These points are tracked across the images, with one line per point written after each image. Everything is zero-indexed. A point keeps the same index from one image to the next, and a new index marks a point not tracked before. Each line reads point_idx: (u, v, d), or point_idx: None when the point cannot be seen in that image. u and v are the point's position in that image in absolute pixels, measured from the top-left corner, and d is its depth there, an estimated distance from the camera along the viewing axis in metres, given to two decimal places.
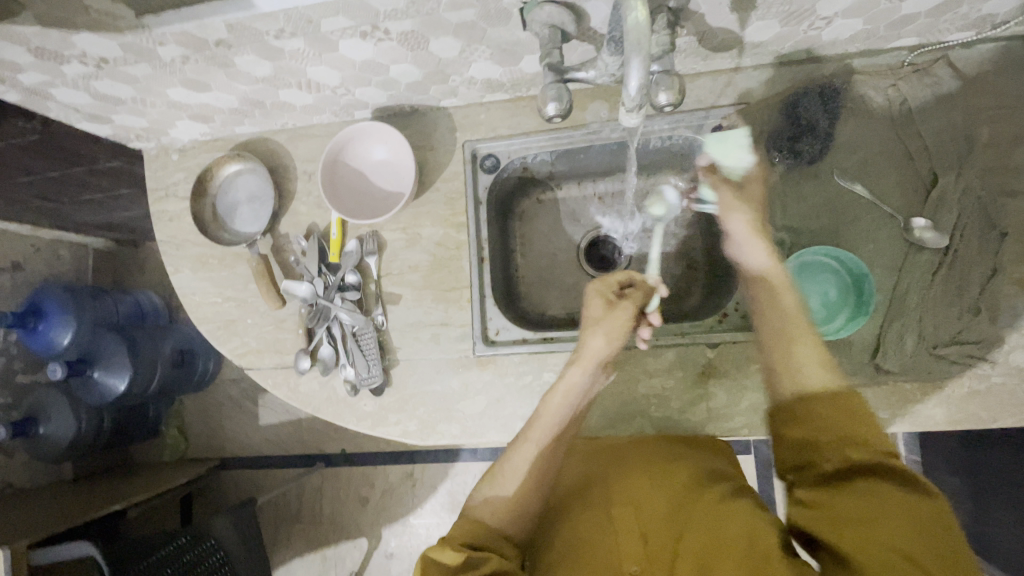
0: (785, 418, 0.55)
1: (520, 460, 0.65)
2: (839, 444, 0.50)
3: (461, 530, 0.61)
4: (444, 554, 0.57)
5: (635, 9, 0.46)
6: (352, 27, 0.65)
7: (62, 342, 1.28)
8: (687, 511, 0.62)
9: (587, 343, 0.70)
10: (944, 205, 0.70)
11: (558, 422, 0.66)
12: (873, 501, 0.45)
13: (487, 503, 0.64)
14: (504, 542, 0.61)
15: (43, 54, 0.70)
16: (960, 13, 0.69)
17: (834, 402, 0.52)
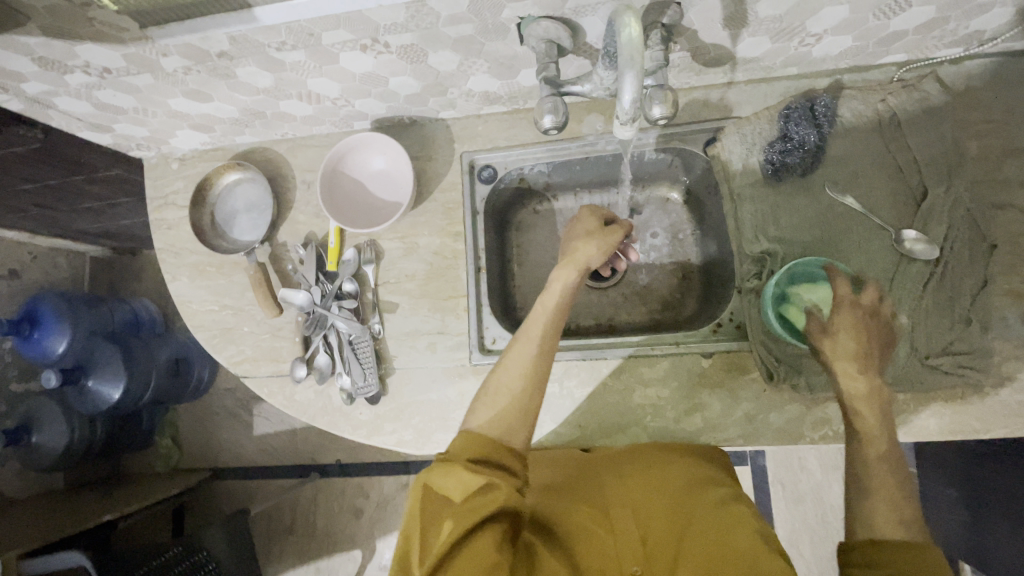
0: (857, 554, 0.55)
1: (520, 356, 0.64)
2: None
3: (462, 447, 0.57)
4: (449, 481, 0.53)
5: (628, 26, 0.47)
6: (353, 40, 0.67)
7: (57, 350, 1.29)
8: (691, 517, 0.60)
9: (578, 250, 0.73)
10: (934, 217, 0.72)
11: (553, 319, 0.67)
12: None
13: (490, 413, 0.60)
14: (508, 454, 0.57)
15: (47, 64, 0.71)
16: (947, 30, 0.70)
17: (914, 552, 0.52)
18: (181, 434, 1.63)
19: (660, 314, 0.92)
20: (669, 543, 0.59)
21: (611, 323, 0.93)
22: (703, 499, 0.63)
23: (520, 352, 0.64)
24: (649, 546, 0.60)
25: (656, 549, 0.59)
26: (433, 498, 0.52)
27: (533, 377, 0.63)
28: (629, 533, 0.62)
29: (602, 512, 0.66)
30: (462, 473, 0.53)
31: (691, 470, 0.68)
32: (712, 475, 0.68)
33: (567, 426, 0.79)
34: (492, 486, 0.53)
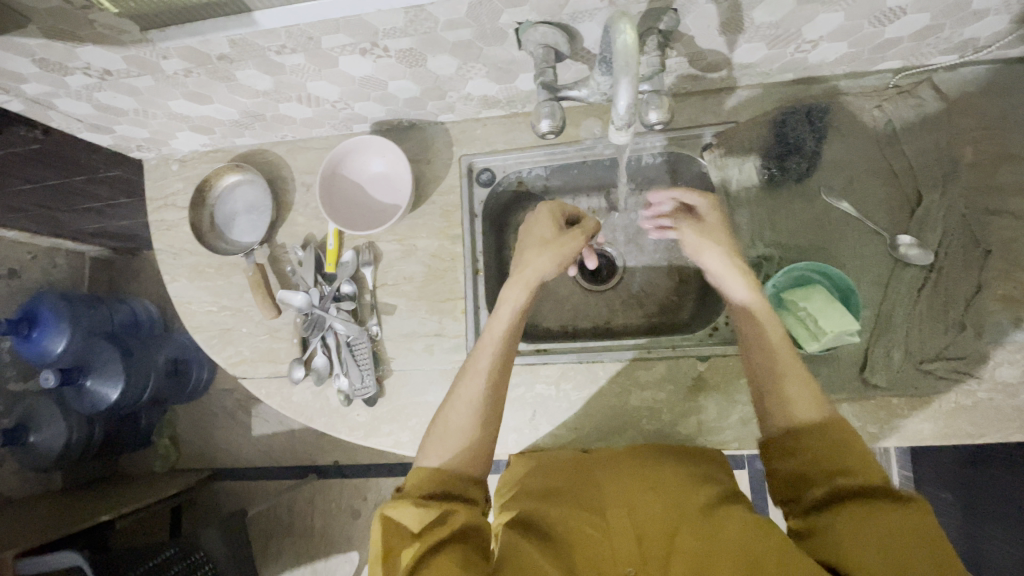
0: (778, 451, 0.60)
1: (468, 390, 0.66)
2: (836, 475, 0.55)
3: (418, 483, 0.60)
4: (405, 515, 0.57)
5: (623, 33, 0.48)
6: (352, 44, 0.67)
7: (56, 349, 1.30)
8: (685, 513, 0.60)
9: (529, 264, 0.73)
10: (928, 223, 0.72)
11: (502, 349, 0.68)
12: (870, 527, 0.49)
13: (444, 450, 0.63)
14: (465, 485, 0.61)
15: (47, 65, 0.72)
16: (942, 37, 0.71)
17: (826, 433, 0.57)
18: (179, 434, 1.64)
19: (656, 318, 0.93)
20: (662, 537, 0.58)
21: (608, 326, 0.93)
22: (698, 494, 0.63)
23: (469, 386, 0.66)
24: (644, 545, 0.58)
25: (650, 545, 0.58)
26: (391, 531, 0.56)
27: (482, 412, 0.65)
28: (625, 535, 0.59)
29: (597, 513, 0.63)
30: (416, 508, 0.57)
31: (687, 466, 0.68)
32: (710, 472, 0.68)
33: (563, 429, 0.80)
34: (449, 515, 0.57)
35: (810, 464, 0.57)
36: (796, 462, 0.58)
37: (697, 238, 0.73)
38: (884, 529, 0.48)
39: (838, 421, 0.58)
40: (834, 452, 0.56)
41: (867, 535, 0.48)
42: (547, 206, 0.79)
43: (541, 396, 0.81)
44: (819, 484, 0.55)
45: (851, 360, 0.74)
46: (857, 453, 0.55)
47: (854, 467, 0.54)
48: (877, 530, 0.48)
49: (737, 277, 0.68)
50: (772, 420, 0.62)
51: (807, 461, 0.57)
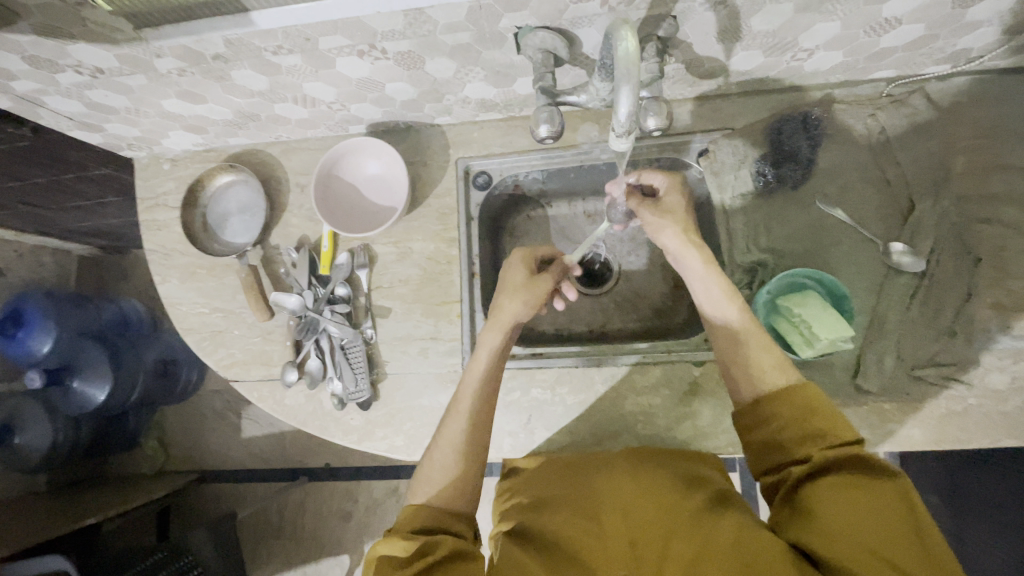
0: (752, 423, 0.61)
1: (451, 431, 0.66)
2: (810, 441, 0.56)
3: (408, 518, 0.61)
4: (394, 547, 0.57)
5: (625, 40, 0.48)
6: (350, 45, 0.67)
7: (41, 350, 1.26)
8: (676, 518, 0.59)
9: (504, 307, 0.73)
10: (920, 231, 0.73)
11: (482, 389, 0.68)
12: (842, 494, 0.50)
13: (430, 488, 0.64)
14: (453, 519, 0.61)
15: (38, 62, 0.70)
16: (935, 48, 0.72)
17: (795, 396, 0.59)
18: (167, 436, 1.61)
19: (651, 323, 0.93)
20: (655, 538, 0.57)
21: (603, 330, 0.93)
22: (688, 500, 0.62)
23: (452, 426, 0.66)
24: (638, 547, 0.56)
25: (644, 547, 0.56)
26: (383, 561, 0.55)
27: (465, 452, 0.65)
28: (618, 536, 0.58)
29: (591, 519, 0.62)
30: (403, 541, 0.57)
31: (676, 472, 0.68)
32: (698, 476, 0.68)
33: (559, 434, 0.80)
34: (437, 544, 0.57)
35: (783, 431, 0.58)
36: (768, 428, 0.59)
37: (653, 219, 0.74)
38: (857, 495, 0.49)
39: (810, 386, 0.60)
40: (807, 416, 0.57)
41: (841, 503, 0.49)
42: (518, 253, 0.78)
43: (536, 400, 0.81)
44: (793, 449, 0.56)
45: (844, 365, 0.74)
46: (831, 418, 0.57)
47: (828, 433, 0.55)
48: (851, 497, 0.49)
49: (711, 280, 0.68)
50: (743, 391, 0.63)
51: (779, 423, 0.58)
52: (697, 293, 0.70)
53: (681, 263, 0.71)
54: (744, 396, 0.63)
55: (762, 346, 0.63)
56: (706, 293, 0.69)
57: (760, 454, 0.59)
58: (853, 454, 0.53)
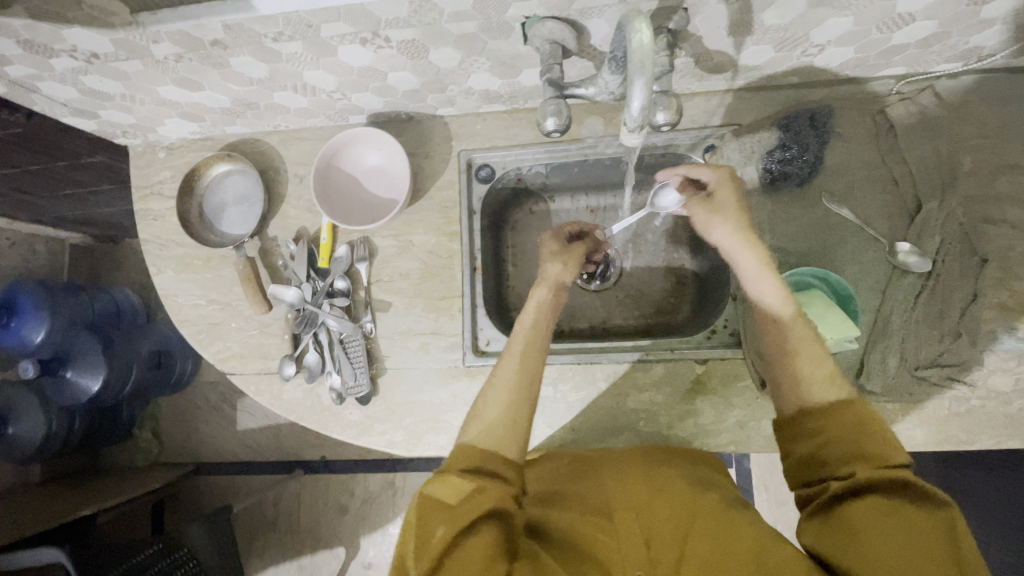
0: (795, 434, 0.59)
1: (504, 370, 0.66)
2: (856, 459, 0.53)
3: (457, 459, 0.61)
4: (443, 487, 0.58)
5: (640, 32, 0.47)
6: (353, 33, 0.65)
7: (35, 340, 1.26)
8: (693, 512, 0.59)
9: (548, 269, 0.75)
10: (927, 230, 0.73)
11: (532, 330, 0.69)
12: (886, 521, 0.48)
13: (482, 427, 0.63)
14: (501, 464, 0.60)
15: (31, 47, 0.68)
16: (947, 45, 0.71)
17: (845, 412, 0.56)
18: (162, 427, 1.60)
19: (653, 319, 0.92)
20: (671, 537, 0.57)
21: (605, 326, 0.93)
22: (703, 496, 0.62)
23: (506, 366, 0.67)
24: (653, 549, 0.57)
25: (660, 551, 0.56)
26: (427, 500, 0.57)
27: (520, 391, 0.64)
28: (634, 538, 0.58)
29: (604, 518, 0.61)
30: (455, 481, 0.58)
31: (688, 471, 0.68)
32: (709, 477, 0.68)
33: (559, 430, 0.80)
34: (484, 491, 0.57)
35: (829, 446, 0.55)
36: (813, 440, 0.57)
37: (704, 216, 0.70)
38: (904, 527, 0.47)
39: (863, 406, 0.57)
40: (856, 433, 0.55)
41: (885, 534, 0.47)
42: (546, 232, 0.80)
43: (537, 396, 0.80)
44: (836, 464, 0.54)
45: (848, 365, 0.74)
46: (880, 439, 0.54)
47: (876, 454, 0.53)
48: (896, 527, 0.47)
49: (766, 280, 0.65)
50: (787, 399, 0.60)
51: (824, 438, 0.56)
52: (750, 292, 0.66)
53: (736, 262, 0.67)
54: (789, 403, 0.60)
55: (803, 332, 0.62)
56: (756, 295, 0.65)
57: (799, 469, 0.58)
58: (903, 483, 0.50)
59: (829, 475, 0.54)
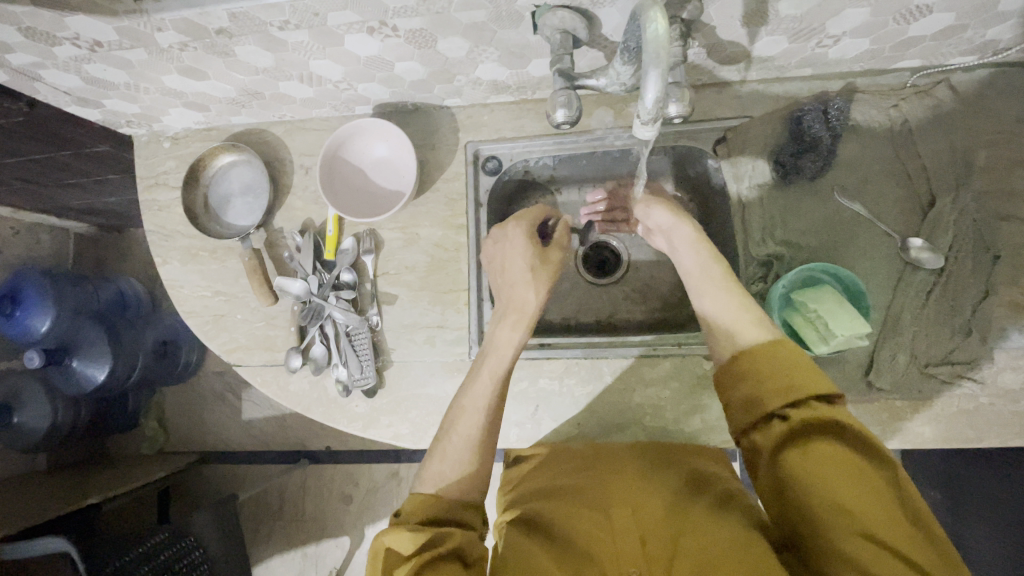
0: (733, 381, 0.63)
1: (466, 426, 0.67)
2: (787, 400, 0.57)
3: (416, 508, 0.63)
4: (401, 539, 0.58)
5: (655, 21, 0.46)
6: (360, 22, 0.64)
7: (41, 329, 1.24)
8: (686, 517, 0.62)
9: (520, 297, 0.75)
10: (940, 226, 0.72)
11: (500, 383, 0.70)
12: (820, 459, 0.53)
13: (439, 480, 0.65)
14: (464, 511, 0.63)
15: (34, 35, 0.68)
16: (963, 38, 0.69)
17: (773, 354, 0.60)
18: (168, 417, 1.61)
19: (660, 313, 0.91)
20: (665, 540, 0.59)
21: (611, 321, 0.92)
22: (695, 502, 0.64)
23: (468, 422, 0.67)
24: (649, 545, 0.59)
25: (655, 549, 0.59)
26: (390, 556, 0.58)
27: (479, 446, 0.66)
28: (628, 533, 0.61)
29: (601, 513, 0.64)
30: (411, 531, 0.59)
31: (685, 469, 0.70)
32: (707, 473, 0.70)
33: (566, 424, 0.79)
34: (447, 536, 0.59)
35: (761, 385, 0.59)
36: (748, 382, 0.61)
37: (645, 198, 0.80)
38: (839, 461, 0.52)
39: (789, 342, 0.61)
40: (786, 372, 0.58)
41: (822, 471, 0.52)
42: (521, 228, 0.79)
43: (543, 390, 0.80)
44: (769, 403, 0.58)
45: (857, 362, 0.74)
46: (807, 372, 0.58)
47: (805, 389, 0.57)
48: (828, 462, 0.52)
49: (700, 246, 0.73)
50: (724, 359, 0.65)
51: (759, 382, 0.60)
52: (682, 260, 0.74)
53: (672, 242, 0.76)
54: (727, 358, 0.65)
55: (751, 321, 0.64)
56: (712, 301, 0.68)
57: (739, 413, 0.61)
58: (831, 417, 0.54)
59: (765, 416, 0.58)
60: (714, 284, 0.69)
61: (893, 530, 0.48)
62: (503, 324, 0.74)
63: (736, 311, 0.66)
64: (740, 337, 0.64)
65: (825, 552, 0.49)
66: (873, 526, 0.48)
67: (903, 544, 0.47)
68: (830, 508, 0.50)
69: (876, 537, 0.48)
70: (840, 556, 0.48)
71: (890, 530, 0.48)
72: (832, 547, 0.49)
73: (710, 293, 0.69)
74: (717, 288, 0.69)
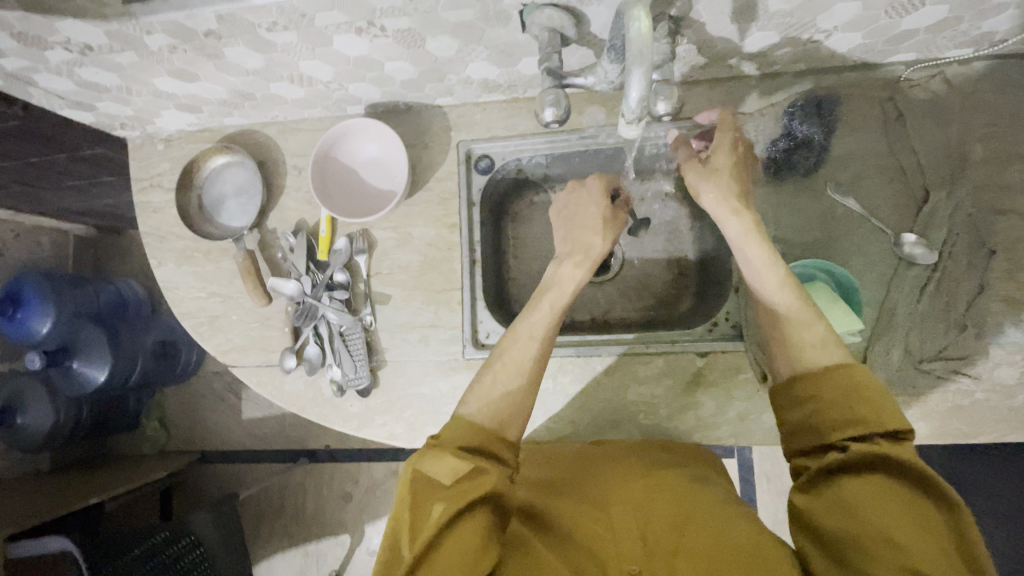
0: (790, 399, 0.59)
1: (521, 355, 0.65)
2: (849, 428, 0.54)
3: (458, 434, 0.59)
4: (439, 466, 0.56)
5: (638, 20, 0.45)
6: (348, 22, 0.64)
7: (41, 331, 1.26)
8: (688, 509, 0.61)
9: (588, 241, 0.74)
10: (934, 221, 0.71)
11: (557, 318, 0.68)
12: (877, 491, 0.49)
13: (483, 403, 0.62)
14: (501, 447, 0.59)
15: (24, 39, 0.68)
16: (958, 31, 0.69)
17: (836, 375, 0.56)
18: (168, 417, 1.62)
19: (655, 310, 0.91)
20: (668, 532, 0.59)
21: (606, 318, 0.92)
22: (698, 494, 0.64)
23: (521, 349, 0.65)
24: (649, 544, 0.59)
25: (655, 544, 0.58)
26: (421, 478, 0.56)
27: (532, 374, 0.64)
28: (627, 528, 0.61)
29: (599, 509, 0.64)
30: (453, 461, 0.56)
31: (686, 468, 0.70)
32: (707, 475, 0.69)
33: (560, 422, 0.79)
34: (483, 474, 0.56)
35: (820, 410, 0.56)
36: (806, 404, 0.57)
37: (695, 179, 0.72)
38: (899, 506, 0.48)
39: (857, 366, 0.57)
40: (848, 395, 0.55)
41: (877, 505, 0.48)
42: (599, 184, 0.78)
43: (537, 389, 0.80)
44: (829, 428, 0.55)
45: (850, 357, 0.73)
46: (874, 401, 0.54)
47: (872, 419, 0.53)
48: (885, 497, 0.49)
49: (751, 244, 0.66)
50: (783, 358, 0.61)
51: (818, 404, 0.56)
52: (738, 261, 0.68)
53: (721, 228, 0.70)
54: (784, 368, 0.61)
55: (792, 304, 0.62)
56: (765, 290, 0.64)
57: (795, 437, 0.58)
58: (898, 453, 0.50)
59: (823, 444, 0.55)
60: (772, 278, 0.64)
61: None
62: (566, 262, 0.73)
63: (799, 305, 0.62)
64: (801, 326, 0.61)
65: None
66: (924, 568, 0.44)
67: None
68: (878, 538, 0.47)
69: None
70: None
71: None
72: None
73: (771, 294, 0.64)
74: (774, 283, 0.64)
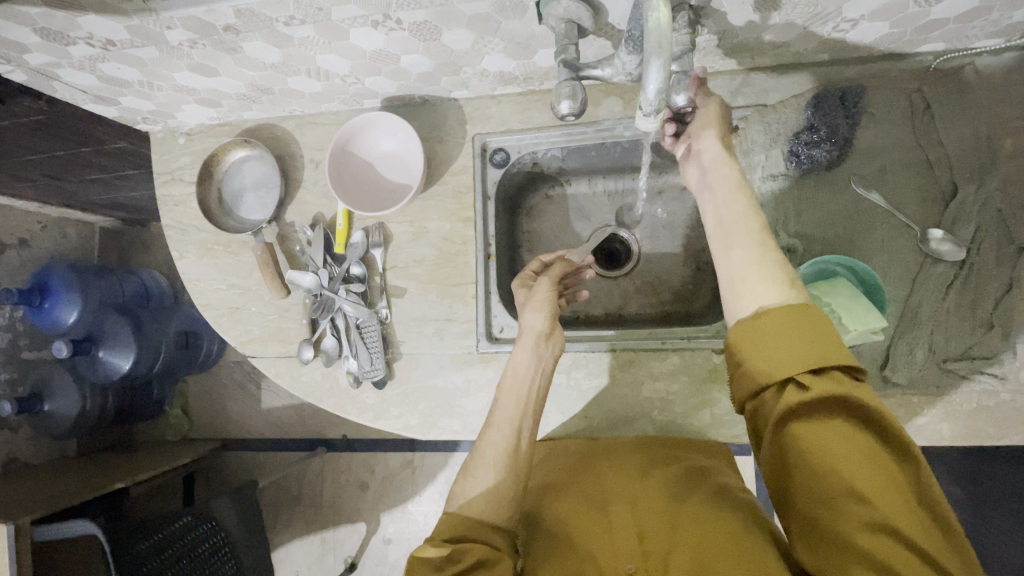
0: (747, 340, 0.55)
1: (487, 448, 0.65)
2: (810, 368, 0.50)
3: (443, 526, 0.61)
4: (427, 550, 0.59)
5: (657, 10, 0.44)
6: (364, 16, 0.64)
7: (67, 321, 1.32)
8: (681, 511, 0.62)
9: (526, 321, 0.71)
10: (963, 217, 0.69)
11: (522, 399, 0.67)
12: (838, 437, 0.48)
13: (463, 500, 0.63)
14: (488, 531, 0.61)
15: (49, 35, 0.69)
16: (989, 20, 0.66)
17: (795, 312, 0.53)
18: (190, 405, 1.66)
19: (671, 305, 0.90)
20: (664, 535, 0.61)
21: (621, 313, 0.91)
22: (693, 495, 0.64)
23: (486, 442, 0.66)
24: (646, 543, 0.61)
25: (652, 542, 0.60)
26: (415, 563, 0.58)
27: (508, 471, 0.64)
28: (626, 528, 0.63)
29: (599, 510, 0.67)
30: (437, 547, 0.59)
31: (685, 463, 0.70)
32: (704, 466, 0.69)
33: (573, 418, 0.79)
34: (467, 550, 0.57)
35: (778, 347, 0.52)
36: (762, 347, 0.53)
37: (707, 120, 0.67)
38: (862, 450, 0.47)
39: (807, 306, 0.54)
40: (806, 338, 0.52)
41: (842, 456, 0.47)
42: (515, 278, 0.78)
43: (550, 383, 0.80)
44: (786, 368, 0.51)
45: (872, 356, 0.71)
46: (829, 340, 0.52)
47: (828, 359, 0.50)
48: (846, 446, 0.48)
49: (732, 193, 0.62)
50: (743, 305, 0.57)
51: (768, 351, 0.53)
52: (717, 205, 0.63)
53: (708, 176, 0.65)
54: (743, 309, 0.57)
55: (760, 278, 0.57)
56: (741, 253, 0.59)
57: (750, 377, 0.54)
58: (856, 394, 0.49)
59: (779, 381, 0.52)
60: (745, 231, 0.60)
61: (911, 526, 0.45)
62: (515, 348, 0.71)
63: (767, 269, 0.57)
64: (762, 297, 0.56)
65: (837, 543, 0.46)
66: (892, 520, 0.45)
67: (918, 537, 0.45)
68: (847, 494, 0.46)
69: (893, 529, 0.45)
70: (850, 545, 0.45)
71: (908, 521, 0.45)
72: (843, 537, 0.46)
73: (740, 249, 0.59)
74: (748, 241, 0.59)
